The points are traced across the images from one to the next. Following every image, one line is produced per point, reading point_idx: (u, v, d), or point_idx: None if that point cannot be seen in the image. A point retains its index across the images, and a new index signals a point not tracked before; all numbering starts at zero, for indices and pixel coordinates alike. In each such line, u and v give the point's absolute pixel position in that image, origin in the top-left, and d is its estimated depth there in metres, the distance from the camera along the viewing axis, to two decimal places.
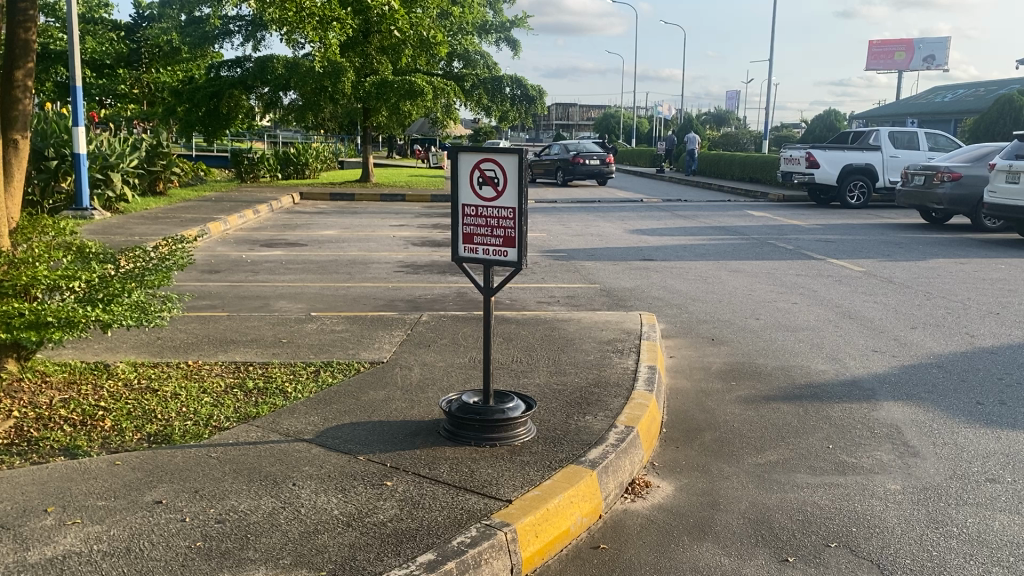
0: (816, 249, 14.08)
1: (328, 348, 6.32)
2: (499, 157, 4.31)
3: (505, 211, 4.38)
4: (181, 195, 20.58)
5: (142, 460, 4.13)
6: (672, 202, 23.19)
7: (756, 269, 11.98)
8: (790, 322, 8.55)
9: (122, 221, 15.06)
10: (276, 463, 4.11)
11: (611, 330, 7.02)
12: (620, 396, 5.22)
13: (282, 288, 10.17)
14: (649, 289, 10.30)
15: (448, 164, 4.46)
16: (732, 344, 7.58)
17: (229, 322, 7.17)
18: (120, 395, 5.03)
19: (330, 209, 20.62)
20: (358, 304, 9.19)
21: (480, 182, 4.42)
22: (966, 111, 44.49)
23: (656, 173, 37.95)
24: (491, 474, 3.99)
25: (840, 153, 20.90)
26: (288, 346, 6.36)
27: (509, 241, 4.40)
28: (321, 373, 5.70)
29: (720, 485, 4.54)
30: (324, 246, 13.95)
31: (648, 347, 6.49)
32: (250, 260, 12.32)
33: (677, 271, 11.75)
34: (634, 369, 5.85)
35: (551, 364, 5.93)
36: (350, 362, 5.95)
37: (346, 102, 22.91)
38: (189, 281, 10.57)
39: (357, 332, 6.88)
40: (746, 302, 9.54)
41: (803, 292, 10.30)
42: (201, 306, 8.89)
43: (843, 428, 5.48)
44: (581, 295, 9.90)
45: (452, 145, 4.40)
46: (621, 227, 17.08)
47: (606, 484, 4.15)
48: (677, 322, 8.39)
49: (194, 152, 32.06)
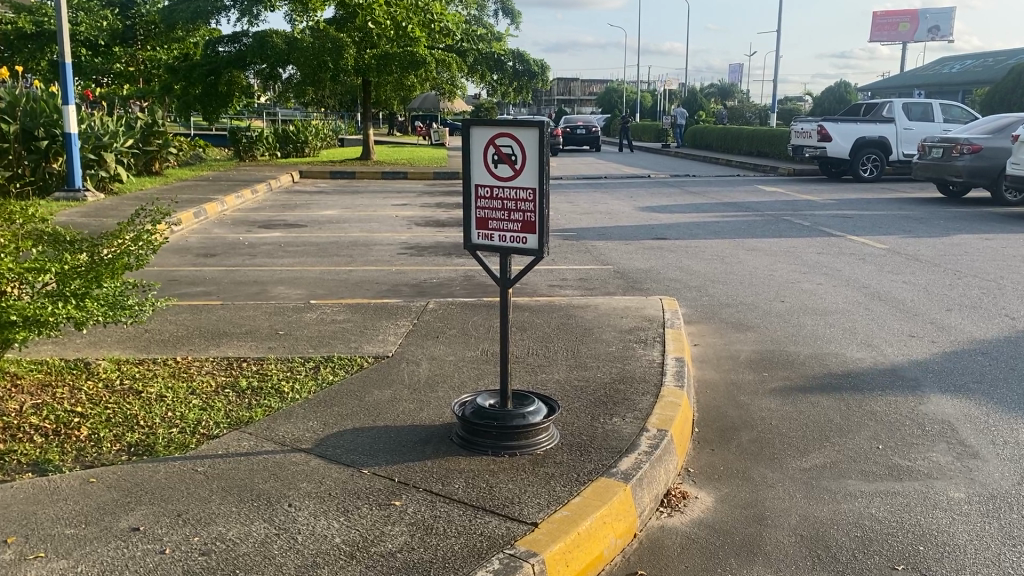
0: (834, 225, 13.59)
1: (328, 341, 5.85)
2: (518, 131, 3.83)
3: (524, 192, 3.90)
4: (177, 175, 20.10)
5: (121, 476, 3.68)
6: (680, 177, 22.70)
7: (775, 247, 11.48)
8: (818, 305, 8.06)
9: (115, 204, 14.57)
10: (270, 480, 3.66)
11: (632, 318, 6.55)
12: (648, 394, 4.76)
13: (280, 272, 9.70)
14: (666, 270, 9.82)
15: (460, 140, 3.98)
16: (760, 331, 7.11)
17: (223, 313, 6.71)
18: (99, 398, 4.57)
19: (331, 188, 20.12)
20: (361, 290, 8.73)
21: (495, 158, 3.94)
22: (975, 82, 43.78)
23: (660, 148, 37.30)
24: (512, 491, 3.54)
25: (852, 125, 20.31)
26: (285, 339, 5.88)
27: (528, 226, 3.92)
28: (319, 370, 5.23)
29: (764, 495, 4.09)
30: (324, 227, 13.47)
31: (673, 336, 6.04)
32: (248, 242, 11.87)
33: (692, 250, 11.26)
34: (661, 362, 5.38)
35: (570, 357, 5.46)
36: (352, 357, 5.48)
37: (346, 78, 22.29)
38: (184, 265, 10.10)
39: (359, 322, 6.41)
40: (768, 283, 9.06)
41: (826, 272, 9.82)
42: (195, 294, 8.42)
43: (891, 426, 5.01)
44: (595, 277, 9.42)
45: (467, 119, 3.92)
46: (630, 204, 16.56)
47: (641, 498, 3.70)
48: (699, 306, 7.92)
49: (192, 130, 31.48)
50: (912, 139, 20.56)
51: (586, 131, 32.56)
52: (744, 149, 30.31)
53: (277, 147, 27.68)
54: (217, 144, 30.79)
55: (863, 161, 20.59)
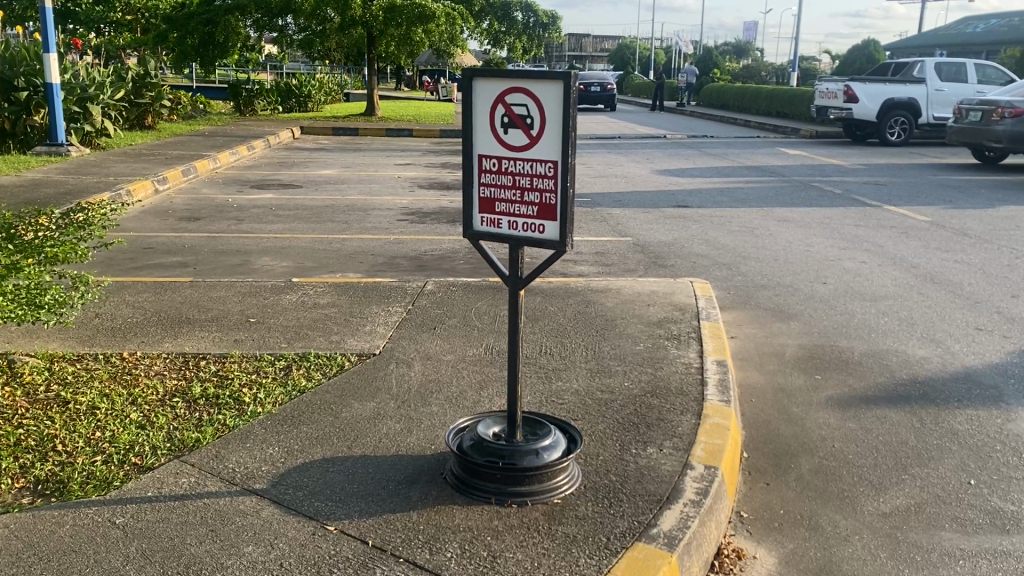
0: (868, 193, 12.63)
1: (306, 331, 4.98)
2: (534, 86, 2.93)
3: (542, 165, 3.00)
4: (171, 129, 19.15)
5: (14, 531, 2.84)
6: (699, 137, 21.65)
7: (808, 218, 10.53)
8: (866, 288, 7.16)
9: (99, 159, 13.69)
10: (207, 542, 2.81)
11: (660, 306, 5.66)
12: (689, 413, 3.88)
13: (267, 240, 8.84)
14: (691, 243, 8.94)
15: (459, 97, 3.08)
16: (805, 322, 6.22)
17: (192, 292, 5.84)
18: (14, 412, 3.71)
19: (332, 145, 19.17)
20: (354, 264, 7.85)
21: (503, 120, 3.03)
22: (1003, 42, 42.20)
23: (676, 107, 35.99)
24: (520, 567, 2.68)
25: (881, 86, 19.18)
26: (255, 329, 5.01)
27: (547, 210, 3.02)
28: (291, 372, 4.35)
29: (840, 555, 3.24)
30: (320, 188, 12.57)
31: (710, 331, 5.14)
32: (236, 205, 10.98)
33: (719, 220, 10.34)
34: (700, 367, 4.50)
35: (591, 359, 4.59)
36: (332, 355, 4.59)
37: (349, 29, 21.15)
38: (163, 231, 9.24)
39: (345, 306, 5.54)
40: (806, 261, 8.16)
41: (869, 247, 8.90)
42: (168, 267, 7.58)
43: (980, 450, 4.14)
44: (613, 251, 8.51)
45: (469, 70, 3.03)
46: (648, 167, 15.58)
47: (688, 570, 2.84)
48: (732, 288, 7.04)
49: (192, 81, 30.39)
50: (945, 101, 19.40)
51: (602, 89, 31.21)
52: (763, 109, 29.08)
53: (279, 101, 26.65)
54: (217, 97, 29.75)
55: (892, 124, 19.47)
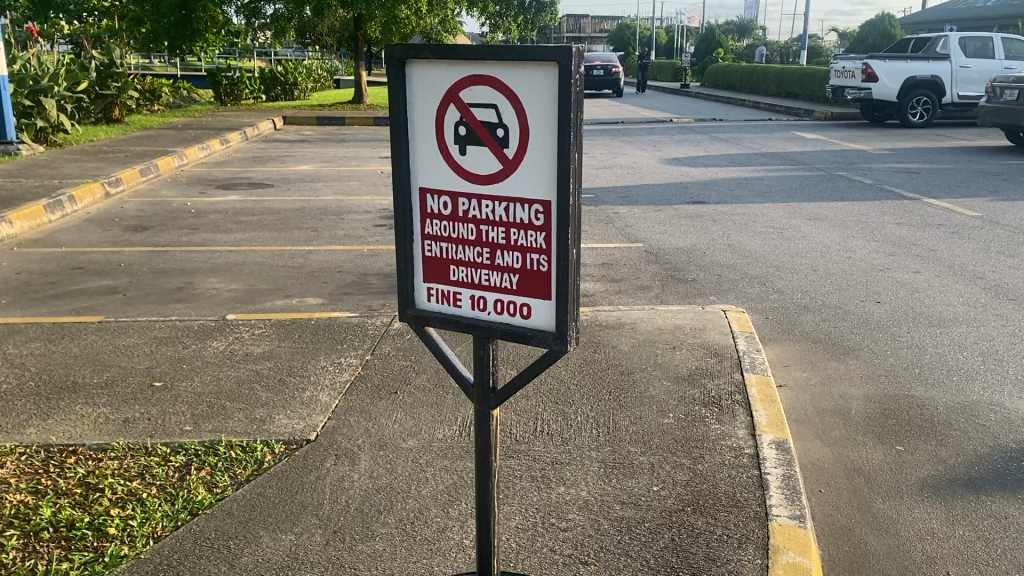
0: (900, 183, 11.40)
1: (224, 403, 3.75)
2: (508, 73, 1.70)
3: (524, 209, 1.76)
4: (141, 122, 17.86)
5: None
6: (706, 121, 20.36)
7: (841, 215, 9.29)
8: (929, 309, 5.94)
9: (52, 158, 12.46)
10: None
11: (688, 349, 4.44)
12: (750, 551, 2.66)
13: (219, 255, 7.62)
14: (711, 249, 7.73)
15: (387, 95, 1.85)
16: (865, 361, 4.99)
17: (94, 340, 4.62)
18: None
19: (315, 136, 17.90)
20: (315, 285, 6.63)
21: (457, 129, 1.79)
22: (1013, 18, 40.76)
23: (679, 89, 34.59)
24: None
25: (902, 63, 17.72)
26: (156, 399, 3.79)
27: (533, 282, 1.80)
28: (188, 478, 3.13)
29: None
30: (293, 187, 11.35)
31: (759, 391, 3.91)
32: (196, 209, 9.76)
33: (739, 219, 9.10)
34: (752, 458, 3.27)
35: (604, 443, 3.36)
36: (250, 444, 3.36)
37: (334, 11, 19.85)
38: (102, 244, 8.03)
39: (284, 358, 4.32)
40: (849, 271, 6.95)
41: (918, 251, 7.67)
42: (92, 294, 6.38)
43: None
44: (622, 262, 7.29)
45: (402, 48, 1.81)
46: (655, 156, 14.34)
47: None
48: (768, 313, 5.83)
49: (175, 71, 29.07)
50: (970, 79, 18.04)
51: (604, 72, 29.70)
52: (770, 91, 27.75)
53: (263, 89, 25.37)
54: (201, 86, 28.41)
55: (913, 104, 18.15)
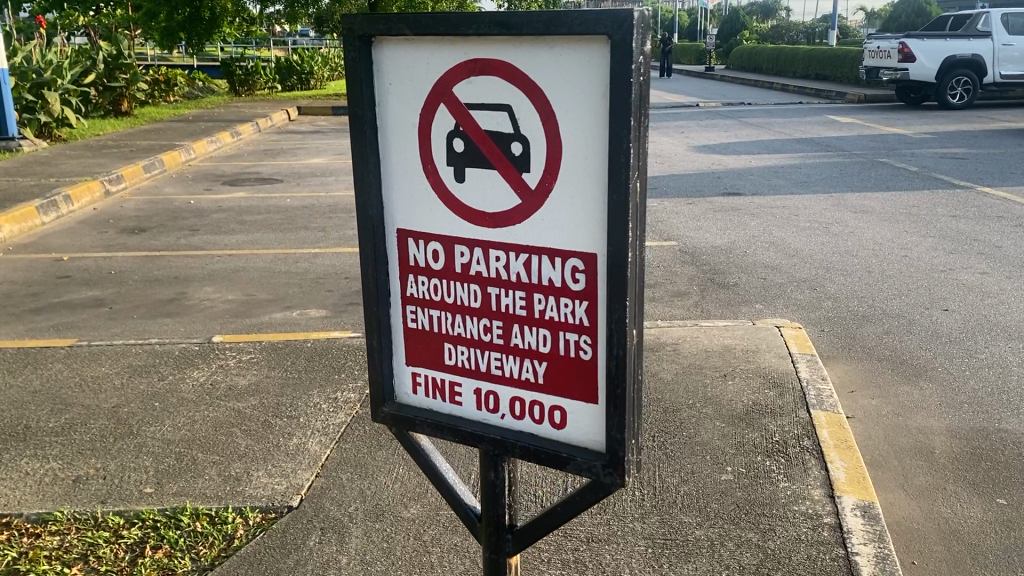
0: (948, 170, 10.64)
1: (196, 455, 3.16)
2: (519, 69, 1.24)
3: (550, 269, 1.32)
4: (152, 115, 17.35)
5: None
6: (735, 105, 19.54)
7: (890, 206, 8.58)
8: (1004, 318, 5.27)
9: (52, 154, 11.92)
10: None
11: (742, 378, 3.79)
12: None
13: (217, 260, 7.05)
14: (752, 248, 7.07)
15: (348, 97, 1.40)
16: (943, 385, 4.33)
17: (60, 370, 4.05)
18: None
19: (329, 127, 17.28)
20: (318, 294, 6.04)
21: (450, 143, 1.32)
22: None
23: (705, 71, 33.66)
24: None
25: (940, 42, 16.84)
26: (116, 450, 3.21)
27: (562, 377, 1.37)
28: (140, 563, 2.53)
29: None
30: (304, 182, 10.76)
31: (832, 433, 3.27)
32: (199, 208, 9.19)
33: (780, 212, 8.43)
34: (833, 529, 2.65)
35: (648, 510, 2.75)
36: (220, 514, 2.77)
37: None
38: (93, 248, 7.49)
39: (272, 393, 3.73)
40: (907, 273, 6.27)
41: (980, 248, 6.97)
42: (75, 307, 5.82)
43: None
44: (655, 264, 6.65)
45: (366, 23, 1.35)
46: (683, 143, 13.65)
47: None
48: (823, 326, 5.17)
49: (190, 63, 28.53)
50: (1014, 57, 17.12)
51: None
52: (799, 72, 26.81)
53: (278, 79, 24.78)
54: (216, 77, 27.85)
55: (952, 85, 17.27)
